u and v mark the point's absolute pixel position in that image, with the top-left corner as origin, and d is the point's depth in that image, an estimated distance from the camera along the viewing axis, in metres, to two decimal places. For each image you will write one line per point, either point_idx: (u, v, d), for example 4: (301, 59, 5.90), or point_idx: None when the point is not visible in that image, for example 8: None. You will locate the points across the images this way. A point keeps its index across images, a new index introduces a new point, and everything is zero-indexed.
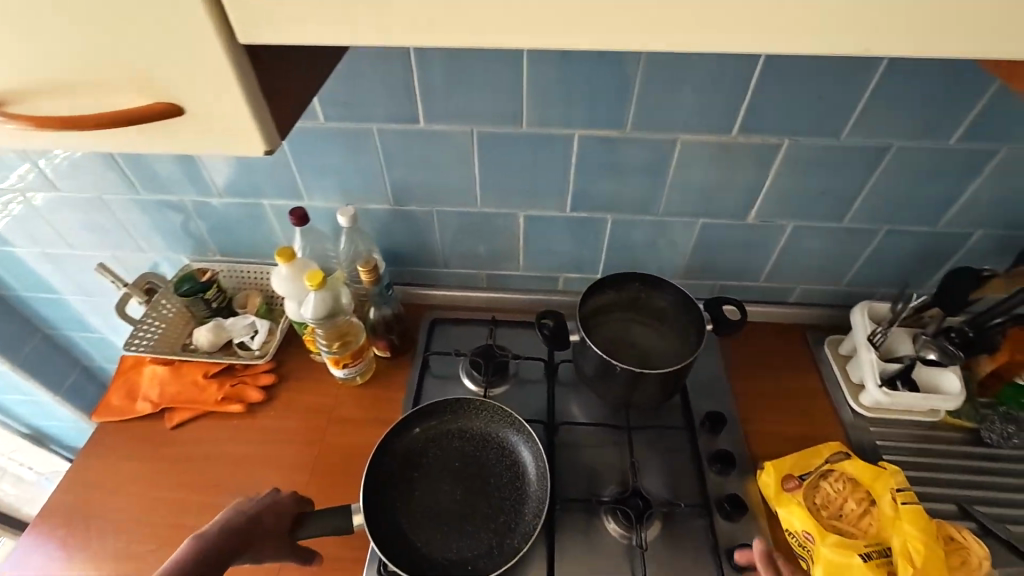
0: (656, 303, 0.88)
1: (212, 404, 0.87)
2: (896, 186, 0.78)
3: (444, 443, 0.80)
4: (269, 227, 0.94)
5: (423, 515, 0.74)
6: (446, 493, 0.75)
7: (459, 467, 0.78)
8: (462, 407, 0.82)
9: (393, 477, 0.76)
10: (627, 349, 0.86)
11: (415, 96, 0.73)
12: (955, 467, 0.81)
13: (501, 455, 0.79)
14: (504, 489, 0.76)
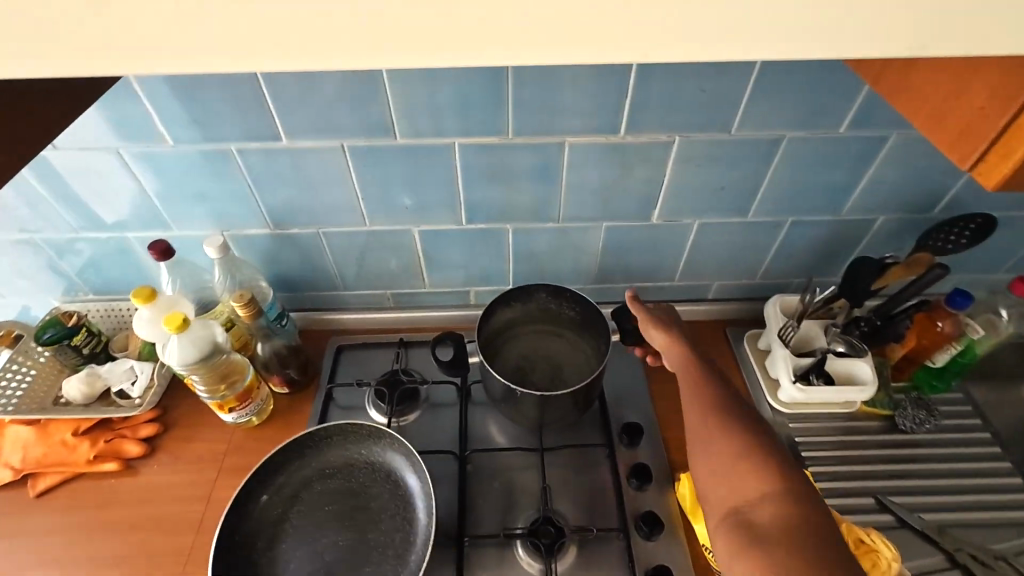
0: (565, 314, 0.84)
1: (84, 465, 0.78)
2: (795, 177, 0.75)
3: (312, 493, 0.74)
4: (141, 261, 0.85)
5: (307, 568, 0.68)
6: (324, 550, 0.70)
7: (329, 518, 0.72)
8: (325, 442, 0.76)
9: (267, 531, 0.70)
10: (539, 364, 0.83)
11: (270, 111, 0.65)
12: (871, 458, 0.80)
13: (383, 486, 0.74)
14: (390, 520, 0.71)
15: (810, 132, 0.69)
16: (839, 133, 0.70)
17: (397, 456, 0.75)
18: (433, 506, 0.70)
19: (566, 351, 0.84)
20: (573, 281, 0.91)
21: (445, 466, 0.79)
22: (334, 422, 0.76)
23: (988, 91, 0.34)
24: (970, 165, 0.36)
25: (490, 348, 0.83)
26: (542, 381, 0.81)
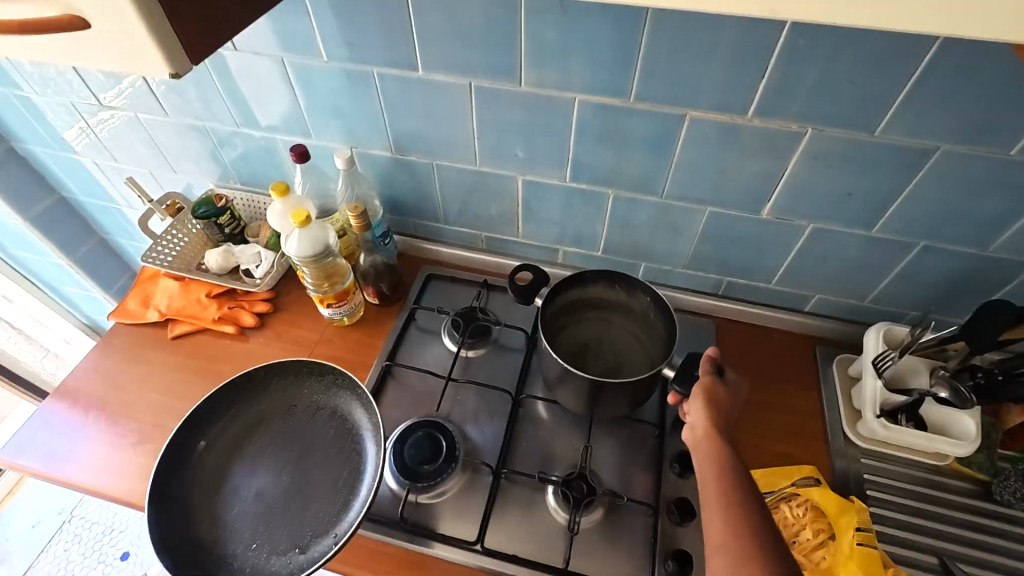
0: (656, 326, 0.79)
1: (210, 322, 0.93)
2: (940, 197, 0.67)
3: (253, 428, 0.79)
4: (282, 161, 0.96)
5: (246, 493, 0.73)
6: (265, 487, 0.74)
7: (285, 445, 0.78)
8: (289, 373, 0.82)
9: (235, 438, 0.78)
10: (606, 351, 0.83)
11: (412, 41, 0.70)
12: (949, 518, 0.73)
13: (335, 426, 0.79)
14: (326, 462, 0.76)
15: (971, 147, 0.61)
16: (1008, 155, 0.61)
17: (346, 398, 0.80)
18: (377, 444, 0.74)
19: (637, 357, 0.82)
20: (663, 260, 0.90)
21: (500, 403, 0.84)
22: (290, 360, 0.83)
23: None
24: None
25: (570, 317, 0.84)
26: (600, 369, 0.82)
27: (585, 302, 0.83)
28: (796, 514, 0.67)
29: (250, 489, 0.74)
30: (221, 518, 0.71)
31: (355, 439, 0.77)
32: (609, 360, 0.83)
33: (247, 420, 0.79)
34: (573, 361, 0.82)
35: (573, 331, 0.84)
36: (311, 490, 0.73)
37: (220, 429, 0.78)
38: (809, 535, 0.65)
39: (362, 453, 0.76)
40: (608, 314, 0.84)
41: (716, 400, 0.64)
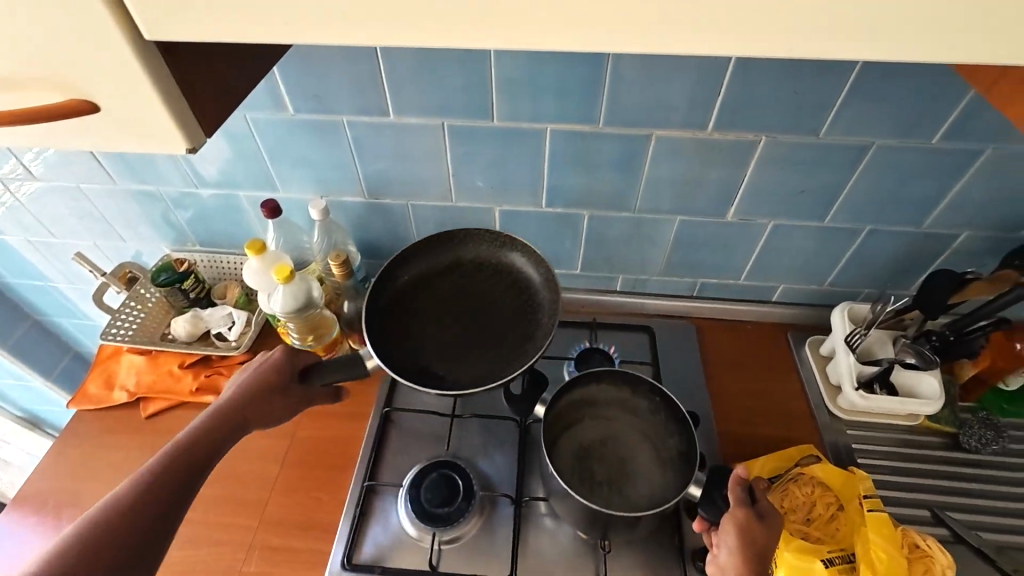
0: (670, 428, 0.74)
1: (187, 395, 0.87)
2: (879, 185, 0.75)
3: (425, 284, 0.80)
4: (246, 218, 0.93)
5: (434, 352, 0.75)
6: (443, 347, 0.76)
7: (451, 305, 0.79)
8: (480, 240, 0.81)
9: (394, 306, 0.78)
10: (612, 456, 0.74)
11: (382, 87, 0.71)
12: (930, 472, 0.80)
13: (497, 277, 0.80)
14: (510, 328, 0.77)
15: (900, 140, 0.70)
16: (931, 144, 0.70)
17: (519, 258, 0.80)
18: (559, 293, 0.75)
19: (649, 466, 0.73)
20: (640, 271, 0.94)
21: (506, 432, 0.83)
22: (480, 232, 0.81)
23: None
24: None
25: (572, 418, 0.77)
26: (607, 479, 0.73)
27: (591, 399, 0.77)
28: (805, 492, 0.71)
29: (437, 335, 0.77)
30: (409, 355, 0.74)
31: (531, 295, 0.78)
32: (616, 465, 0.74)
33: (443, 265, 0.81)
34: (576, 470, 0.73)
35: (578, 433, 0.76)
36: (498, 349, 0.75)
37: (418, 256, 0.81)
38: (821, 510, 0.69)
39: (543, 327, 0.75)
40: (614, 412, 0.77)
41: (750, 538, 0.58)
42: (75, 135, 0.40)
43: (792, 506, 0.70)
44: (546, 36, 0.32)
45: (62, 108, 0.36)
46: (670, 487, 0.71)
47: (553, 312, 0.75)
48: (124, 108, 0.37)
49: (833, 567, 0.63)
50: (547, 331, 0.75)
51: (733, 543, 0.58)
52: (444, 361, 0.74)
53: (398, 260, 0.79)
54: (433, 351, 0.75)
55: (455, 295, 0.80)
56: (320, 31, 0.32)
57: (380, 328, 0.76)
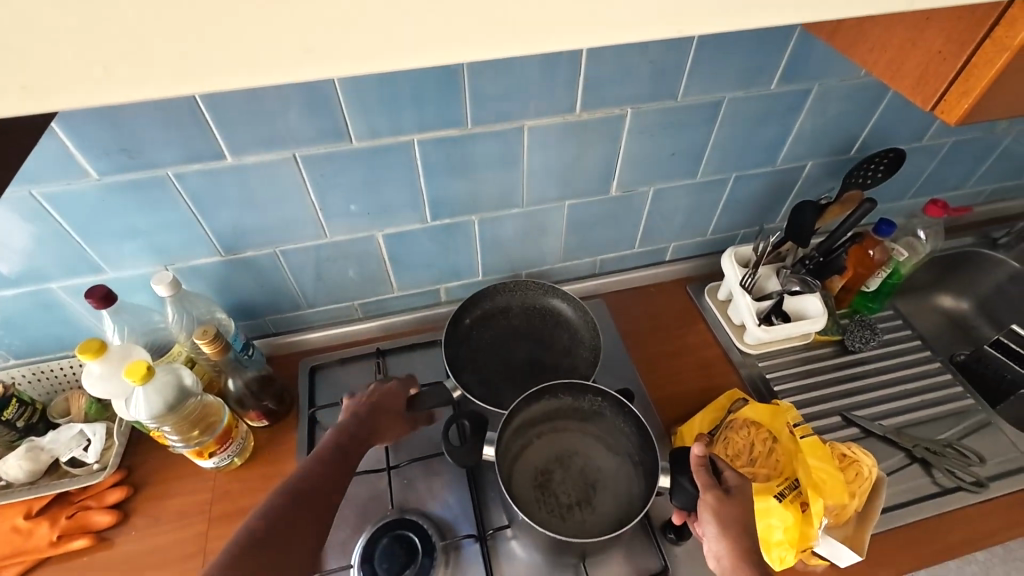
0: (621, 425, 0.74)
1: (46, 548, 0.70)
2: (736, 135, 0.80)
3: (506, 323, 0.88)
4: (70, 312, 0.75)
5: (497, 386, 0.82)
6: (503, 381, 0.83)
7: (509, 341, 0.86)
8: (517, 288, 0.89)
9: (456, 344, 0.85)
10: (572, 471, 0.72)
11: (209, 127, 0.60)
12: (830, 380, 0.89)
13: (545, 317, 0.89)
14: (565, 356, 0.85)
15: (746, 91, 0.74)
16: (771, 89, 0.75)
17: (557, 298, 0.88)
18: (592, 317, 0.86)
19: (611, 469, 0.72)
20: (541, 262, 0.92)
21: (450, 466, 0.78)
22: (525, 280, 0.89)
23: (943, 37, 0.38)
24: (930, 106, 0.41)
25: (521, 445, 0.72)
26: (576, 499, 0.70)
27: (535, 420, 0.73)
28: (743, 435, 0.75)
29: (492, 369, 0.84)
30: (482, 386, 0.82)
31: (569, 329, 0.87)
32: (583, 482, 0.72)
33: (506, 311, 0.89)
34: (541, 499, 0.69)
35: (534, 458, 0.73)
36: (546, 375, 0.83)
37: (485, 297, 0.89)
38: (761, 447, 0.73)
39: (585, 340, 0.86)
40: (564, 425, 0.75)
41: (731, 526, 0.58)
42: None
43: (735, 452, 0.74)
44: (455, 46, 0.26)
45: None
46: (637, 485, 0.70)
47: (595, 346, 0.84)
48: None
49: (786, 500, 0.66)
50: (591, 360, 0.83)
51: (716, 536, 0.58)
52: (505, 394, 0.81)
53: (472, 300, 0.88)
54: (491, 383, 0.83)
55: (534, 331, 0.87)
56: (138, 82, 0.23)
57: (454, 364, 0.83)
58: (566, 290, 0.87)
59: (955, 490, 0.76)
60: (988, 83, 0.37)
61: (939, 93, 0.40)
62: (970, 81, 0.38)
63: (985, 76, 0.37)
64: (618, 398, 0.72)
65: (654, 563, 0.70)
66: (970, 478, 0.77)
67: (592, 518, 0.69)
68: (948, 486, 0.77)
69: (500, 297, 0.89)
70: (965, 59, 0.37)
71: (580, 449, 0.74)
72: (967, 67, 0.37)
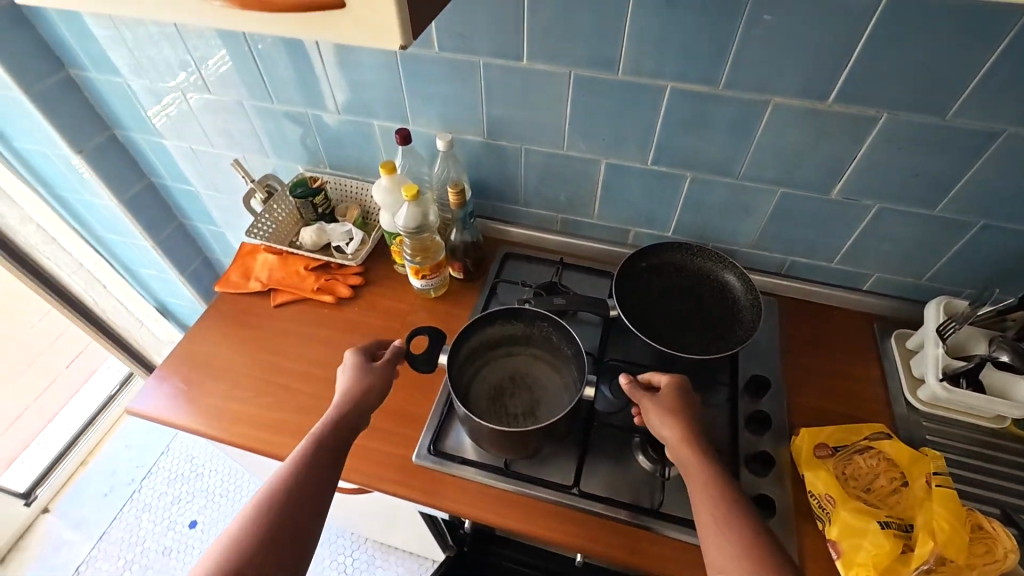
0: (564, 351, 0.81)
1: (309, 292, 1.01)
2: (1001, 179, 0.74)
3: (674, 277, 0.95)
4: (374, 146, 1.04)
5: (644, 320, 0.90)
6: (650, 320, 0.91)
7: (670, 292, 0.94)
8: (695, 253, 0.95)
9: (624, 275, 0.95)
10: (522, 388, 0.81)
11: (522, 32, 0.78)
12: (1006, 475, 0.79)
13: (713, 287, 0.94)
14: (719, 325, 0.90)
15: None
16: None
17: (732, 275, 0.93)
18: (760, 301, 0.89)
19: (554, 390, 0.80)
20: (730, 240, 0.97)
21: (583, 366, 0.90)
22: (704, 248, 0.95)
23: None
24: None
25: (504, 353, 0.84)
26: (525, 409, 0.79)
27: (493, 341, 0.83)
28: (870, 464, 0.73)
29: (645, 306, 0.92)
30: (631, 314, 0.91)
31: (732, 306, 0.91)
32: (531, 399, 0.80)
33: (677, 268, 0.96)
34: (492, 406, 0.79)
35: (499, 368, 0.83)
36: (695, 331, 0.89)
37: (665, 250, 0.96)
38: (884, 482, 0.71)
39: (745, 321, 0.89)
40: (517, 350, 0.84)
41: (664, 407, 0.69)
42: None
43: (853, 474, 0.73)
44: None
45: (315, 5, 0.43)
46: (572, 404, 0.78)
47: (751, 327, 0.88)
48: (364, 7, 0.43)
49: (889, 530, 0.66)
50: (743, 338, 0.87)
51: (663, 417, 0.68)
52: (654, 330, 0.89)
53: (650, 248, 0.96)
54: (643, 314, 0.91)
55: (697, 294, 0.93)
56: None
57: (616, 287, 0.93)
58: (743, 270, 0.91)
59: None
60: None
61: None
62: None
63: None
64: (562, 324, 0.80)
65: None
66: None
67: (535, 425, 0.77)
68: None
69: (674, 255, 0.96)
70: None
71: (540, 373, 0.82)
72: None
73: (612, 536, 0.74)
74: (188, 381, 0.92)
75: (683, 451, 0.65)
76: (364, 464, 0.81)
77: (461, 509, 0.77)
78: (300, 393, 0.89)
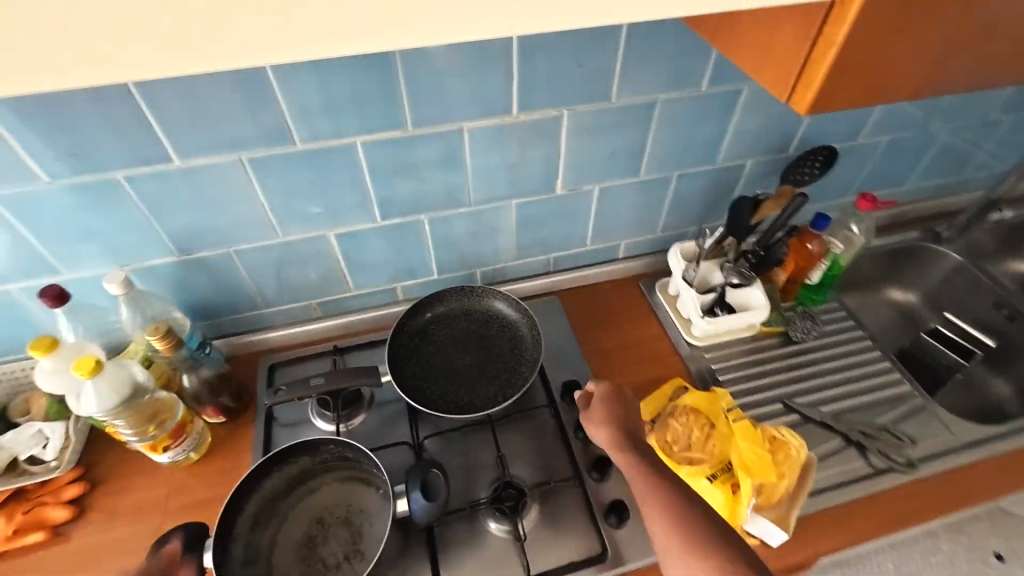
0: (365, 462, 0.69)
1: (2, 542, 0.71)
2: (672, 137, 0.84)
3: (454, 323, 0.90)
4: (26, 314, 0.77)
5: (439, 384, 0.84)
6: (443, 382, 0.84)
7: (454, 342, 0.88)
8: (468, 293, 0.92)
9: (404, 343, 0.88)
10: (335, 526, 0.67)
11: (154, 131, 0.62)
12: (776, 368, 0.92)
13: (493, 323, 0.90)
14: (506, 367, 0.86)
15: (678, 92, 0.78)
16: (702, 91, 0.79)
17: (501, 301, 0.91)
18: (539, 330, 0.87)
19: (372, 509, 0.68)
20: (495, 260, 0.95)
21: (399, 454, 0.80)
22: (474, 285, 0.92)
23: (793, 32, 0.37)
24: (787, 95, 0.39)
25: (299, 495, 0.69)
26: (344, 553, 0.66)
27: (279, 492, 0.68)
28: (682, 422, 0.78)
29: (434, 369, 0.86)
30: (421, 385, 0.84)
31: (513, 330, 0.90)
32: (350, 535, 0.67)
33: (456, 313, 0.91)
34: (302, 569, 0.64)
35: (297, 517, 0.67)
36: (487, 379, 0.84)
37: (438, 299, 0.91)
38: (698, 433, 0.76)
39: (528, 358, 0.86)
40: (314, 484, 0.70)
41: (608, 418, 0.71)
42: None
43: (674, 438, 0.77)
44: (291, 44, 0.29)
45: None
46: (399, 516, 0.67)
47: (534, 364, 0.85)
48: None
49: (717, 480, 0.70)
50: (533, 358, 0.86)
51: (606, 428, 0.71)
52: (450, 394, 0.83)
53: (420, 304, 0.90)
54: (434, 381, 0.84)
55: (478, 338, 0.89)
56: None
57: (397, 359, 0.86)
58: (514, 298, 0.88)
59: (886, 470, 0.79)
60: (828, 71, 0.36)
61: (789, 84, 0.39)
62: (813, 72, 0.36)
63: (824, 64, 0.35)
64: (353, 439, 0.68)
65: (593, 546, 0.72)
66: (902, 459, 0.80)
67: (364, 565, 0.64)
68: (880, 468, 0.79)
69: (445, 304, 0.91)
70: (808, 48, 0.36)
71: (349, 498, 0.69)
72: (812, 56, 0.36)
73: None
74: None
75: (616, 451, 0.68)
76: None
77: None
78: None
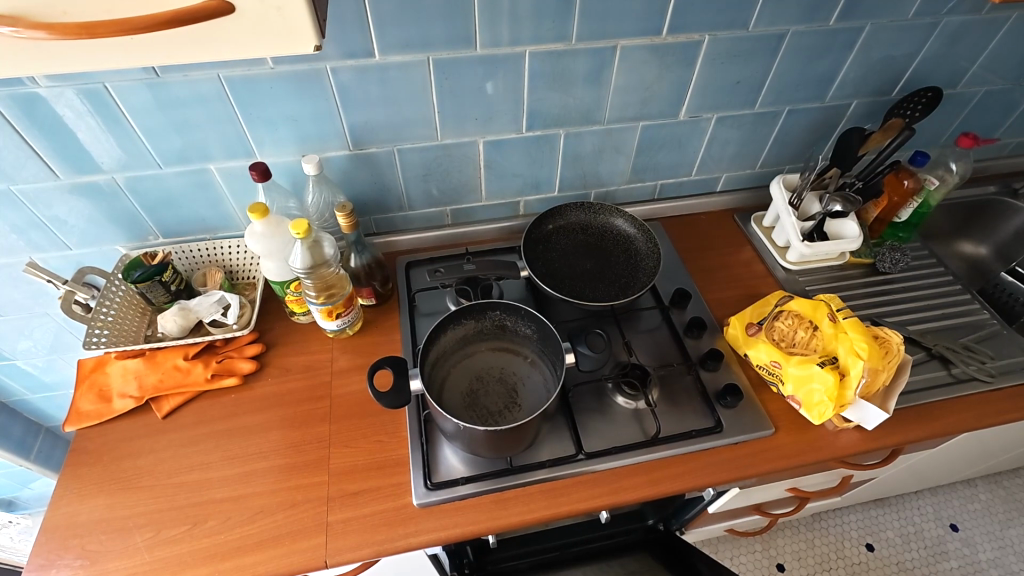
0: (520, 332, 0.81)
1: (204, 383, 0.84)
2: (792, 71, 0.92)
3: (575, 234, 1.00)
4: (218, 194, 0.89)
5: (565, 282, 0.94)
6: (569, 281, 0.94)
7: (575, 251, 0.98)
8: (589, 209, 1.01)
9: (532, 248, 0.98)
10: (494, 382, 0.78)
11: (368, 27, 0.72)
12: (863, 294, 1.01)
13: (611, 237, 1.00)
14: (625, 273, 0.95)
15: (808, 25, 0.85)
16: (830, 26, 0.86)
17: (620, 218, 1.00)
18: (656, 242, 0.97)
19: (524, 371, 0.80)
20: (609, 182, 1.04)
21: None
22: (593, 203, 1.02)
23: None
24: None
25: (461, 355, 0.80)
26: (504, 404, 0.76)
27: (447, 351, 0.79)
28: (788, 324, 0.87)
29: (560, 270, 0.95)
30: (550, 281, 0.93)
31: (629, 244, 0.99)
32: (507, 390, 0.78)
33: (577, 227, 1.01)
34: (469, 411, 0.75)
35: (461, 373, 0.79)
36: (609, 282, 0.94)
37: (559, 215, 1.01)
38: (803, 333, 0.86)
39: (646, 266, 0.96)
40: (473, 348, 0.81)
41: None
42: (169, 37, 0.44)
43: (781, 337, 0.86)
44: None
45: (188, 11, 0.40)
46: (551, 377, 0.78)
47: (653, 271, 0.94)
48: (265, 8, 0.43)
49: (827, 366, 0.79)
50: (651, 266, 0.95)
51: None
52: (576, 290, 0.93)
53: (545, 215, 1.00)
54: (560, 279, 0.94)
55: (597, 248, 0.99)
56: None
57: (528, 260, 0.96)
58: (632, 214, 0.98)
59: (968, 380, 0.88)
60: None
61: None
62: None
63: None
64: (513, 305, 0.79)
65: (708, 421, 0.82)
66: (984, 371, 0.89)
67: (522, 413, 0.75)
68: (962, 377, 0.88)
69: (566, 219, 1.01)
70: None
71: (504, 362, 0.80)
72: None
73: (628, 478, 0.77)
74: (84, 556, 0.70)
75: None
76: (365, 535, 0.71)
77: (485, 529, 0.72)
78: (248, 497, 0.74)
